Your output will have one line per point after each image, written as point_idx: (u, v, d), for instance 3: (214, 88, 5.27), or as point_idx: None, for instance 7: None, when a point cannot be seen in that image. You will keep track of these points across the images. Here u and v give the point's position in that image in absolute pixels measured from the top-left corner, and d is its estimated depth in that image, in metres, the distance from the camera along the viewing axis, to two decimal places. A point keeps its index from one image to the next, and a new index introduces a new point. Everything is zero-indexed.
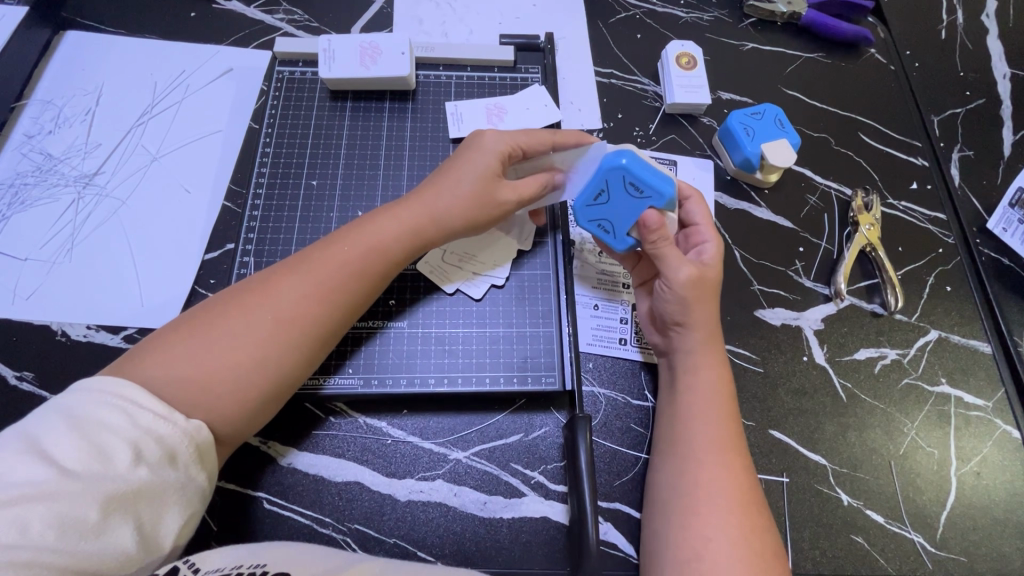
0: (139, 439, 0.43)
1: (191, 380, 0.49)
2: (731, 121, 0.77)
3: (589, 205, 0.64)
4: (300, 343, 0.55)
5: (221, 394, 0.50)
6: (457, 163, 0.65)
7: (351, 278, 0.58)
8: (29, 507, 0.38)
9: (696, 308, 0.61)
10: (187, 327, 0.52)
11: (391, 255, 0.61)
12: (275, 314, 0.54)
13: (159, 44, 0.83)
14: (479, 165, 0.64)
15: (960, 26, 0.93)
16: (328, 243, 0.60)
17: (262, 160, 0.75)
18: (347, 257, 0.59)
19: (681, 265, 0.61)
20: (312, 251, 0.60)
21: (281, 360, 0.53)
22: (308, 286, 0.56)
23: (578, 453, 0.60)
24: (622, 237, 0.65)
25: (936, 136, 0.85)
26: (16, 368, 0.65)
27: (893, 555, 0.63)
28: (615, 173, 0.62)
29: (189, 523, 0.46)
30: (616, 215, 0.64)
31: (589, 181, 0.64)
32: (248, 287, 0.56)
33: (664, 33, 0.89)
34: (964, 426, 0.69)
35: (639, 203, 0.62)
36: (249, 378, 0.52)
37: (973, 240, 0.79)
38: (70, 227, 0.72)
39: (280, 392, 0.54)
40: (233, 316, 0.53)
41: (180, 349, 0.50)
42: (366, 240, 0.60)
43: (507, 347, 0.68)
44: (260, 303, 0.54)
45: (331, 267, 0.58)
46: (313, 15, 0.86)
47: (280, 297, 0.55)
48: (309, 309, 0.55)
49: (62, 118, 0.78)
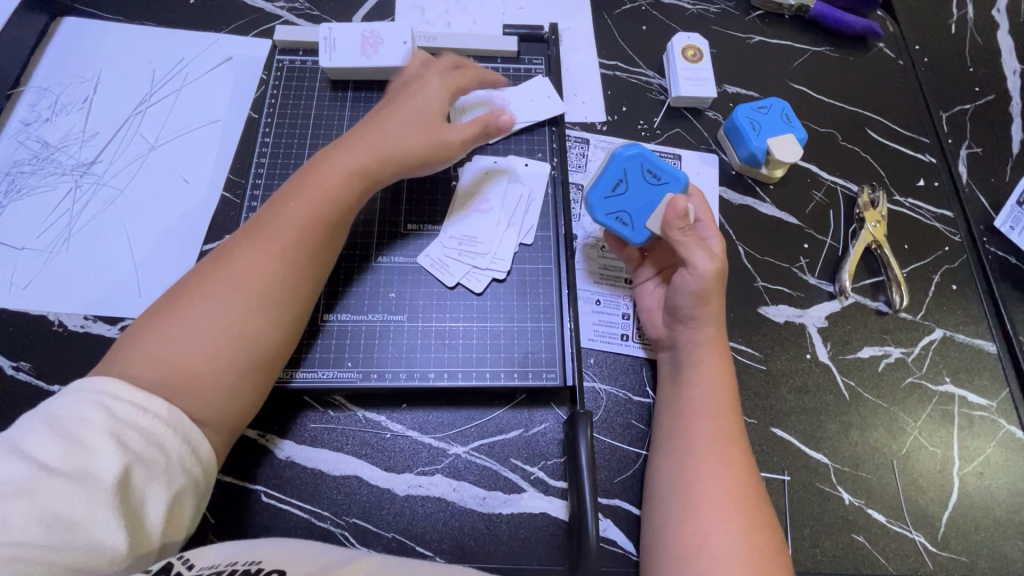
0: (118, 431, 0.43)
1: (164, 360, 0.49)
2: (736, 115, 0.76)
3: (605, 197, 0.66)
4: (264, 301, 0.54)
5: (198, 365, 0.49)
6: (382, 115, 0.66)
7: (304, 230, 0.58)
8: (10, 504, 0.38)
9: (714, 300, 0.62)
10: (151, 319, 0.52)
11: (344, 200, 0.60)
12: (231, 282, 0.53)
13: (158, 31, 0.82)
14: (410, 114, 0.65)
15: (970, 20, 0.91)
16: (273, 208, 0.59)
17: (262, 151, 0.74)
18: (297, 214, 0.58)
19: (706, 257, 0.62)
20: (256, 220, 0.58)
21: (250, 322, 0.53)
22: (262, 248, 0.55)
23: (578, 449, 0.60)
24: (640, 229, 0.66)
25: (944, 132, 0.84)
26: (13, 358, 0.64)
27: (894, 555, 0.63)
28: (630, 163, 0.66)
29: (181, 514, 0.45)
30: (633, 206, 0.66)
31: (606, 174, 0.66)
32: (199, 270, 0.55)
33: (670, 25, 0.88)
34: (967, 425, 0.69)
35: (655, 190, 0.66)
36: (220, 344, 0.51)
37: (980, 238, 0.78)
38: (68, 217, 0.71)
39: (261, 351, 0.53)
40: (189, 294, 0.53)
41: (151, 342, 0.50)
42: (316, 197, 0.59)
43: (508, 342, 0.67)
44: (215, 278, 0.53)
45: (281, 225, 0.57)
46: (314, 3, 0.85)
47: (230, 265, 0.54)
48: (268, 266, 0.55)
49: (59, 106, 0.77)
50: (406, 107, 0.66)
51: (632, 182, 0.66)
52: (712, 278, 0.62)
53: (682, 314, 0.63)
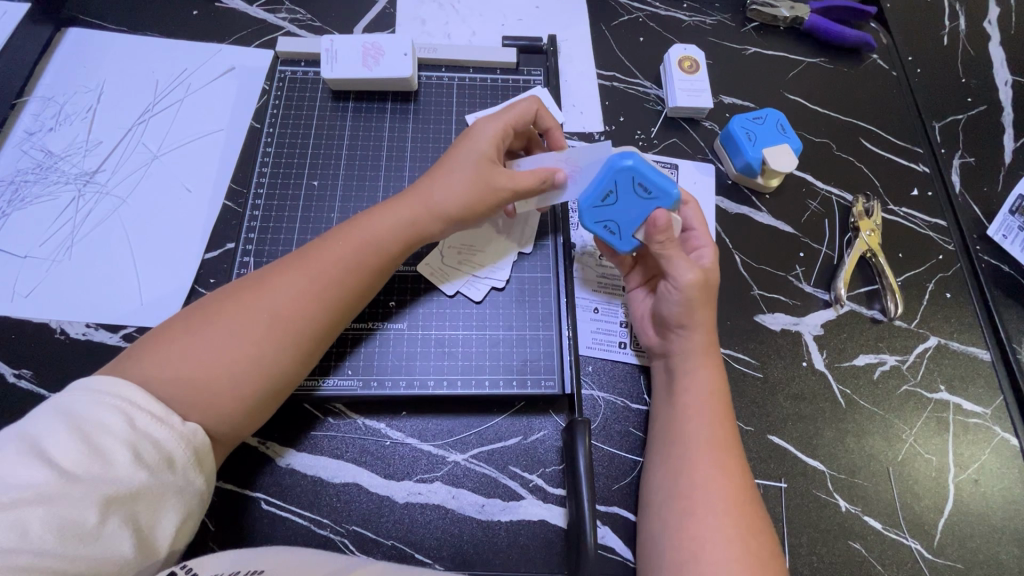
0: (136, 441, 0.43)
1: (187, 377, 0.49)
2: (731, 126, 0.77)
3: (595, 206, 0.64)
4: (294, 342, 0.54)
5: (218, 392, 0.50)
6: (450, 157, 0.64)
7: (344, 275, 0.58)
8: (30, 510, 0.38)
9: (699, 312, 0.62)
10: (184, 325, 0.52)
11: (387, 248, 0.61)
12: (269, 313, 0.54)
13: (160, 42, 0.83)
14: (470, 161, 0.63)
15: (962, 32, 0.93)
16: (320, 242, 0.60)
17: (264, 160, 0.74)
18: (341, 257, 0.58)
19: (689, 268, 0.61)
20: (304, 251, 0.59)
21: (276, 360, 0.53)
22: (304, 283, 0.56)
23: (576, 456, 0.60)
24: (627, 238, 0.65)
25: (937, 142, 0.85)
26: (15, 366, 0.65)
27: (890, 562, 0.63)
28: (623, 174, 0.62)
29: (186, 526, 0.47)
30: (621, 216, 0.64)
31: (595, 183, 0.64)
32: (242, 286, 0.56)
33: (667, 37, 0.89)
34: (962, 433, 0.69)
35: (646, 205, 0.63)
36: (245, 377, 0.51)
37: (973, 247, 0.79)
38: (70, 225, 0.72)
39: (275, 390, 0.54)
40: (227, 313, 0.53)
41: (175, 349, 0.50)
42: (362, 240, 0.60)
43: (507, 350, 0.67)
44: (253, 302, 0.54)
45: (325, 263, 0.58)
46: (316, 15, 0.86)
47: (274, 295, 0.55)
48: (305, 307, 0.55)
49: (63, 115, 0.78)
50: (472, 147, 0.64)
51: (623, 193, 0.63)
52: (694, 290, 0.61)
53: (671, 322, 0.63)
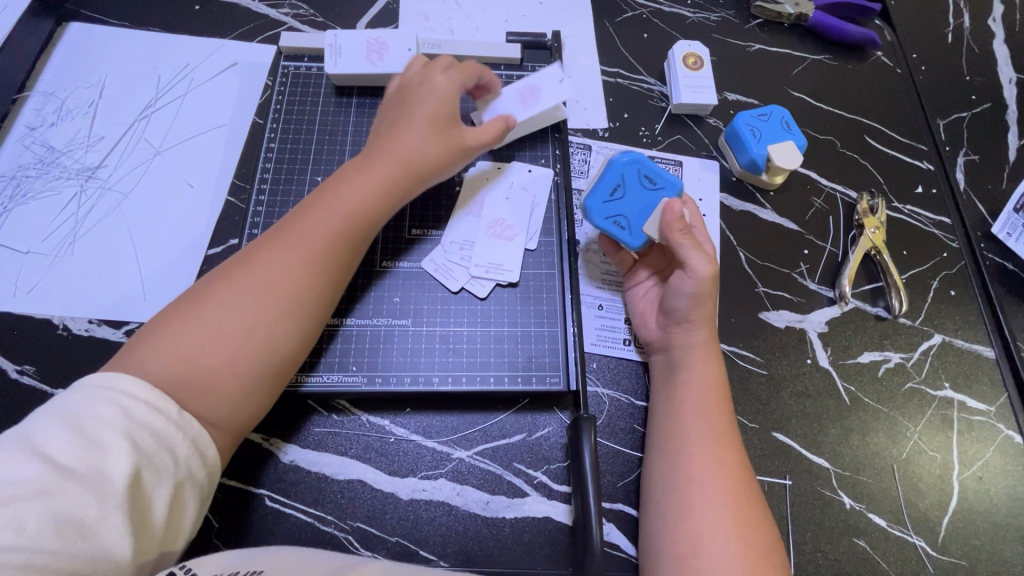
0: (132, 431, 0.43)
1: (181, 357, 0.49)
2: (737, 122, 0.77)
3: (604, 202, 0.67)
4: (288, 312, 0.54)
5: (214, 367, 0.50)
6: (406, 111, 0.65)
7: (330, 243, 0.58)
8: (25, 506, 0.38)
9: (707, 305, 0.63)
10: (179, 309, 0.52)
11: (371, 214, 0.61)
12: (261, 285, 0.54)
13: (163, 37, 0.83)
14: (427, 105, 0.65)
15: (967, 30, 0.92)
16: (307, 210, 0.59)
17: (267, 156, 0.74)
18: (326, 224, 0.58)
19: (704, 259, 0.62)
20: (291, 221, 0.59)
21: (272, 331, 0.53)
22: (292, 254, 0.56)
23: (582, 455, 0.60)
24: (637, 233, 0.66)
25: (941, 140, 0.85)
26: (17, 362, 0.64)
27: (895, 559, 0.63)
28: (629, 169, 0.66)
29: (186, 520, 0.46)
30: (632, 209, 0.66)
31: (603, 180, 0.67)
32: (233, 262, 0.56)
33: (671, 34, 0.89)
34: (967, 430, 0.69)
35: (653, 195, 0.66)
36: (241, 350, 0.51)
37: (978, 245, 0.79)
38: (72, 221, 0.72)
39: (275, 364, 0.54)
40: (219, 289, 0.53)
41: (171, 331, 0.50)
42: (346, 205, 0.60)
43: (511, 347, 0.67)
44: (244, 277, 0.54)
45: (312, 233, 0.57)
46: (319, 10, 0.85)
47: (267, 265, 0.55)
48: (295, 276, 0.55)
49: (64, 110, 0.78)
50: (428, 97, 0.65)
51: (630, 188, 0.67)
52: (709, 281, 0.62)
53: (678, 315, 0.63)
